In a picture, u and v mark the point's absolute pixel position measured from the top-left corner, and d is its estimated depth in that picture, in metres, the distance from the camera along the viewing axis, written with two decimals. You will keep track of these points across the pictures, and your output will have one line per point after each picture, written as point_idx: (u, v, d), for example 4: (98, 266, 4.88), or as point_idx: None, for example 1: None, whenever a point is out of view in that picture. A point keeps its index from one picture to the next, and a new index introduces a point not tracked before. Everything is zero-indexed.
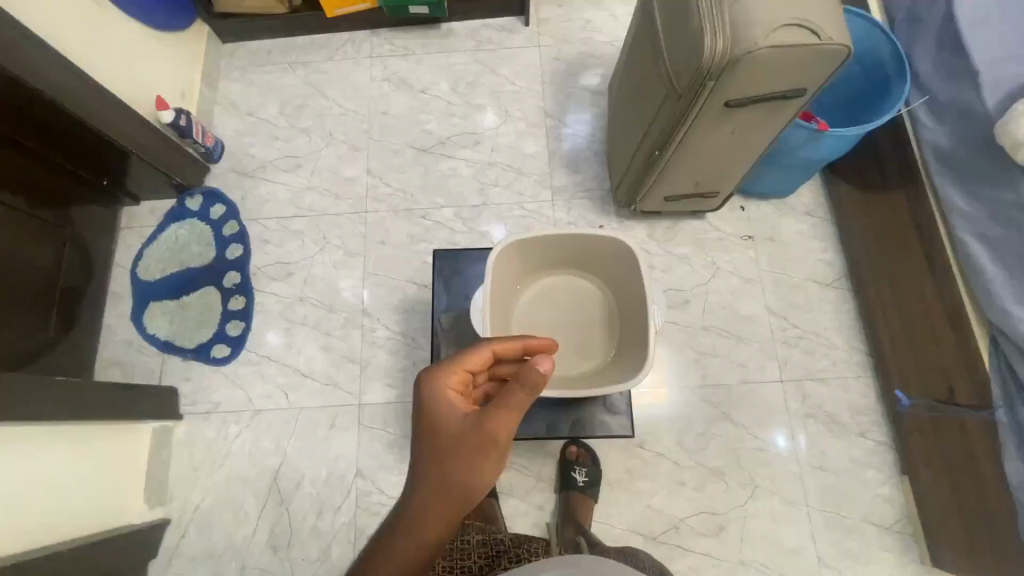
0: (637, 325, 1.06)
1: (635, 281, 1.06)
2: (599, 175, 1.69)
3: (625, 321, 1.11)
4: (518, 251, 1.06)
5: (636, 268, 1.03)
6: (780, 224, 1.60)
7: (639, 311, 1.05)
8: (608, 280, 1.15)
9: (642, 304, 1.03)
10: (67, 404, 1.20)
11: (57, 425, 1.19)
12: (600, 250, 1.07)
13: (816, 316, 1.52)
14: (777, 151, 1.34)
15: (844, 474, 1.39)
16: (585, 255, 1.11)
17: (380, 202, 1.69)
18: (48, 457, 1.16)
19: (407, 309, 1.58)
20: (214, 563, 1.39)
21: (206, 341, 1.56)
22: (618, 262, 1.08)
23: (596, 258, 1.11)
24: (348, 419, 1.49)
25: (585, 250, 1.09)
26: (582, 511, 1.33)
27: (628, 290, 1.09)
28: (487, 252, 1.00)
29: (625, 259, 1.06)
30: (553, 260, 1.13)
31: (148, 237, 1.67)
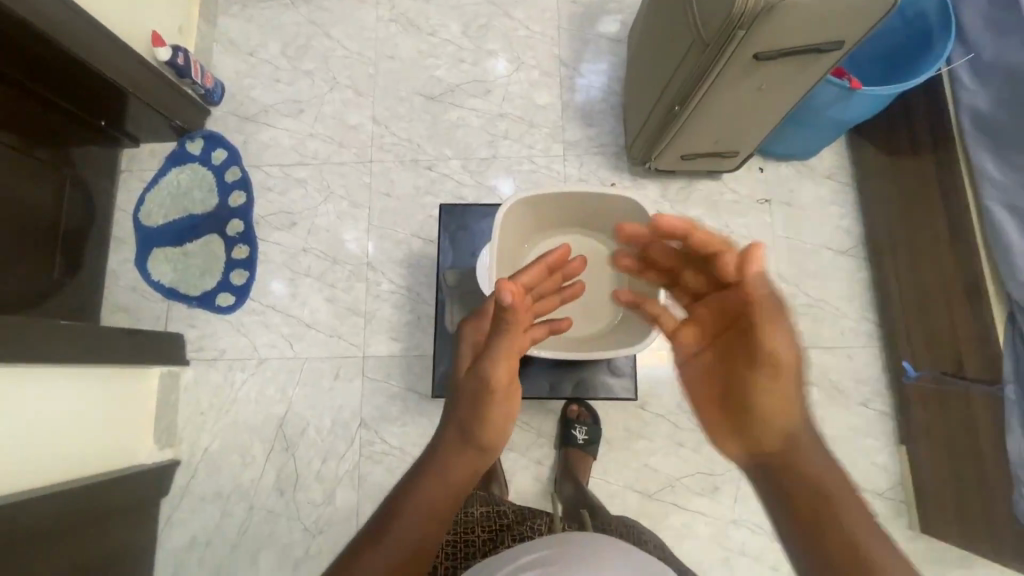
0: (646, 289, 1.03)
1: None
2: (614, 129, 1.62)
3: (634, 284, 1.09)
4: (527, 208, 1.03)
5: (650, 229, 1.00)
6: (798, 187, 1.55)
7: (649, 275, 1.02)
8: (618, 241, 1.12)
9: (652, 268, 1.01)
10: (72, 348, 1.22)
11: (63, 368, 1.21)
12: (612, 210, 1.04)
13: (828, 285, 1.49)
14: (804, 109, 1.26)
15: (841, 441, 1.41)
16: (597, 215, 1.08)
17: (385, 152, 1.63)
18: (54, 398, 1.19)
19: (412, 262, 1.56)
20: (223, 502, 1.45)
21: (211, 289, 1.56)
22: (630, 224, 1.05)
23: (607, 218, 1.07)
24: (352, 370, 1.50)
25: (597, 209, 1.06)
26: (581, 467, 1.35)
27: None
28: (496, 208, 0.97)
29: (636, 220, 1.02)
30: (563, 219, 1.10)
31: (149, 181, 1.64)
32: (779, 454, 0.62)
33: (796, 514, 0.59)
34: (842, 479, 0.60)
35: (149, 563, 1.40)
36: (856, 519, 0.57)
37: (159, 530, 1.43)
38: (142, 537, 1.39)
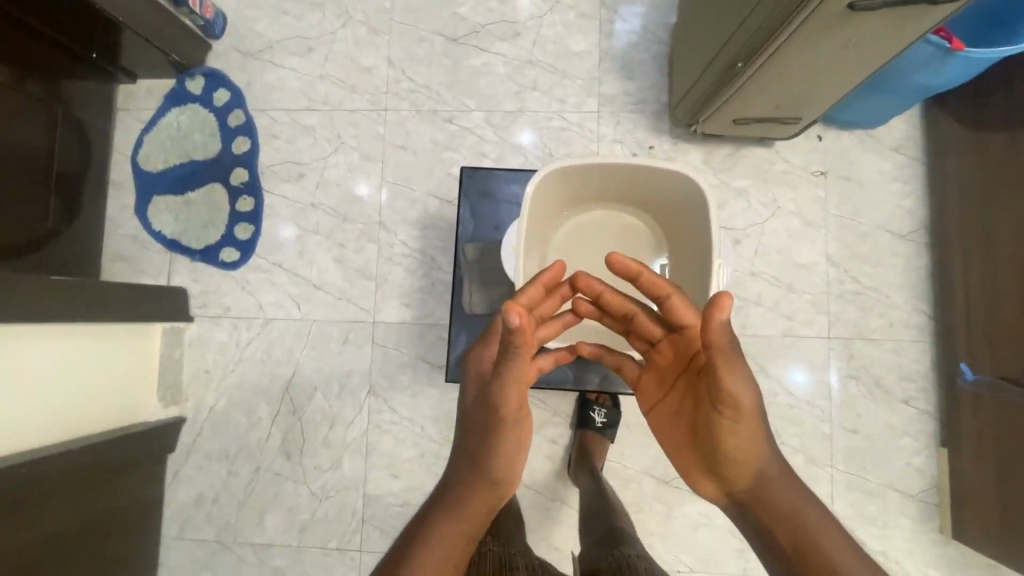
0: (691, 280, 0.93)
1: (696, 230, 0.91)
2: (656, 84, 1.44)
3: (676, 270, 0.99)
4: (562, 182, 0.90)
5: (704, 215, 0.86)
6: (860, 160, 1.39)
7: (695, 265, 0.91)
8: (661, 219, 1.00)
9: (701, 257, 0.90)
10: (70, 305, 1.15)
11: (63, 325, 1.15)
12: (659, 187, 0.91)
13: (880, 271, 1.36)
14: (885, 74, 1.09)
15: (876, 439, 1.33)
16: (639, 191, 0.95)
17: (401, 99, 1.48)
18: (50, 357, 1.14)
19: (427, 224, 1.44)
20: (228, 462, 1.42)
21: (215, 243, 1.47)
22: (678, 205, 0.93)
23: (652, 195, 0.95)
24: (362, 336, 1.43)
25: (641, 185, 0.93)
26: (596, 451, 1.29)
27: (685, 237, 0.95)
28: (528, 178, 0.84)
29: (686, 202, 0.90)
30: (600, 192, 0.98)
31: (148, 122, 1.52)
32: (748, 491, 0.68)
33: (784, 552, 0.65)
34: (823, 516, 0.66)
35: (157, 517, 1.40)
36: (833, 554, 0.63)
37: (166, 486, 1.42)
38: (149, 492, 1.37)
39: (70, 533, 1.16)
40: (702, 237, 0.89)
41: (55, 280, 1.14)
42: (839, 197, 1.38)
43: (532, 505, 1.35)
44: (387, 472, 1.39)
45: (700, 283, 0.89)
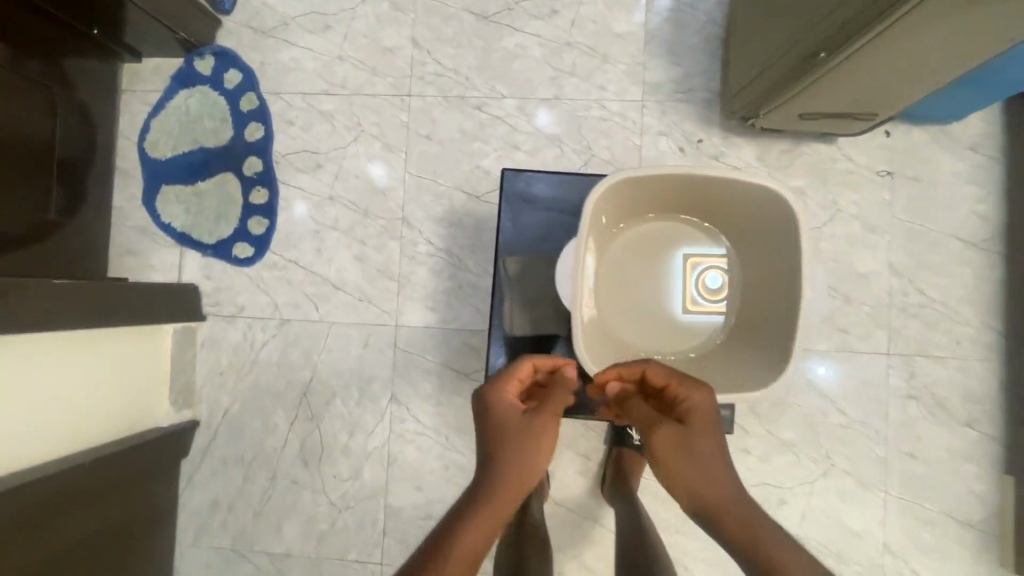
0: (773, 276, 0.85)
1: (770, 221, 0.84)
2: (707, 70, 1.31)
3: (748, 269, 0.91)
4: (609, 197, 0.83)
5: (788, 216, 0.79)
6: (930, 160, 1.26)
7: (776, 260, 0.85)
8: (720, 217, 0.92)
9: (783, 248, 0.83)
10: (83, 310, 1.10)
11: (75, 332, 1.09)
12: (717, 185, 0.84)
13: (947, 282, 1.25)
14: (986, 67, 0.98)
15: (934, 463, 1.23)
16: (693, 193, 0.88)
17: (426, 84, 1.36)
18: (64, 365, 1.08)
19: (454, 222, 1.34)
20: (244, 469, 1.36)
21: (228, 237, 1.38)
22: (740, 198, 0.85)
23: (709, 195, 0.87)
24: (383, 340, 1.34)
25: (698, 187, 0.85)
26: (634, 470, 1.20)
27: (754, 229, 0.88)
28: (586, 193, 0.79)
29: (751, 193, 0.83)
30: (652, 200, 0.90)
31: (155, 105, 1.41)
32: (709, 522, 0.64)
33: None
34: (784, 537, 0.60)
35: (171, 524, 1.35)
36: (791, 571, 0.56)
37: (180, 491, 1.36)
38: (162, 498, 1.32)
39: (82, 547, 1.11)
40: (782, 225, 0.82)
41: (66, 283, 1.08)
42: (906, 200, 1.26)
43: (562, 522, 1.28)
44: (410, 483, 1.32)
45: (789, 275, 0.82)
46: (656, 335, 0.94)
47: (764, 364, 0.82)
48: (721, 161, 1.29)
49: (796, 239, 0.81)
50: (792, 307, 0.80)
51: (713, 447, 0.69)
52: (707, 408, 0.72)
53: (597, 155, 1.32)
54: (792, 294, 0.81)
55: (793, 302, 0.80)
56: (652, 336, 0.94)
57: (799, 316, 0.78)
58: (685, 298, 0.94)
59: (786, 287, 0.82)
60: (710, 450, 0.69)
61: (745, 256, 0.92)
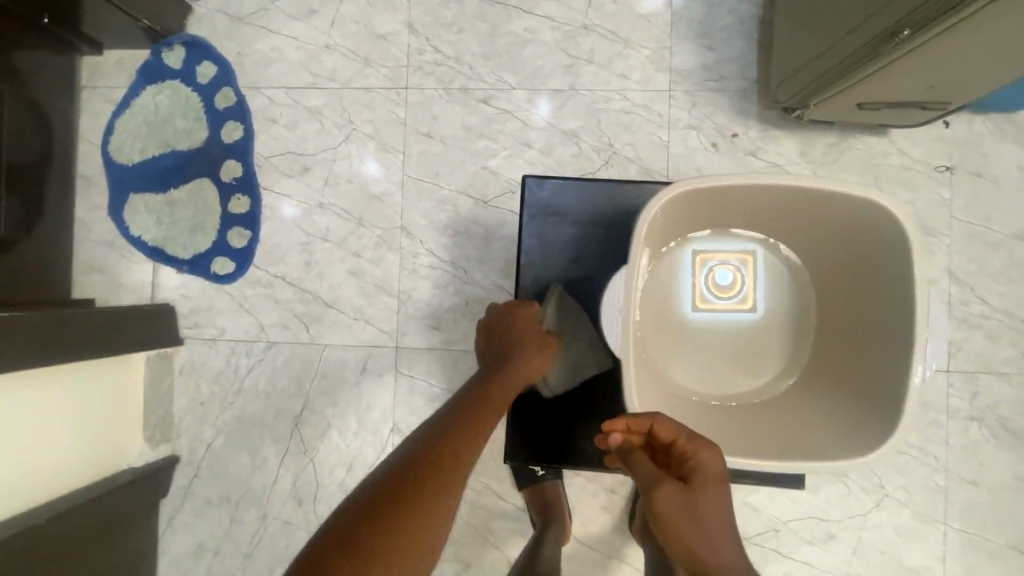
0: (865, 303, 0.80)
1: (863, 242, 0.78)
2: (742, 55, 1.16)
3: (828, 289, 0.87)
4: (665, 214, 0.76)
5: (864, 219, 0.75)
6: (994, 152, 1.12)
7: (869, 286, 0.79)
8: (792, 233, 0.87)
9: (882, 272, 0.76)
10: (43, 344, 0.97)
11: (35, 369, 0.97)
12: (795, 198, 0.77)
13: (1014, 290, 1.11)
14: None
15: (1000, 492, 1.10)
16: (760, 207, 0.81)
17: (426, 74, 1.21)
18: (22, 407, 0.95)
19: (459, 231, 1.20)
20: (230, 508, 1.22)
21: (205, 251, 1.23)
22: (822, 212, 0.79)
23: (777, 207, 0.81)
24: (383, 364, 1.20)
25: (766, 200, 0.79)
26: None
27: (841, 249, 0.82)
28: (642, 209, 0.69)
29: (840, 207, 0.76)
30: (710, 214, 0.83)
31: (119, 102, 1.26)
32: None
33: None
34: None
35: (150, 570, 1.21)
36: None
37: (159, 534, 1.23)
38: (139, 544, 1.18)
39: None
40: (879, 246, 0.76)
41: (22, 315, 0.96)
42: (968, 198, 1.13)
43: (585, 563, 1.15)
44: None
45: (886, 302, 0.76)
46: (705, 352, 0.90)
47: (867, 408, 0.76)
48: (759, 158, 1.15)
49: (870, 242, 0.77)
50: (900, 349, 0.73)
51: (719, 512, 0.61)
52: (715, 468, 0.64)
53: (620, 153, 1.17)
54: (896, 326, 0.75)
55: (894, 337, 0.75)
56: (699, 353, 0.90)
57: (909, 354, 0.72)
58: (695, 296, 0.90)
59: (887, 319, 0.76)
60: (714, 513, 0.61)
61: (831, 278, 0.86)
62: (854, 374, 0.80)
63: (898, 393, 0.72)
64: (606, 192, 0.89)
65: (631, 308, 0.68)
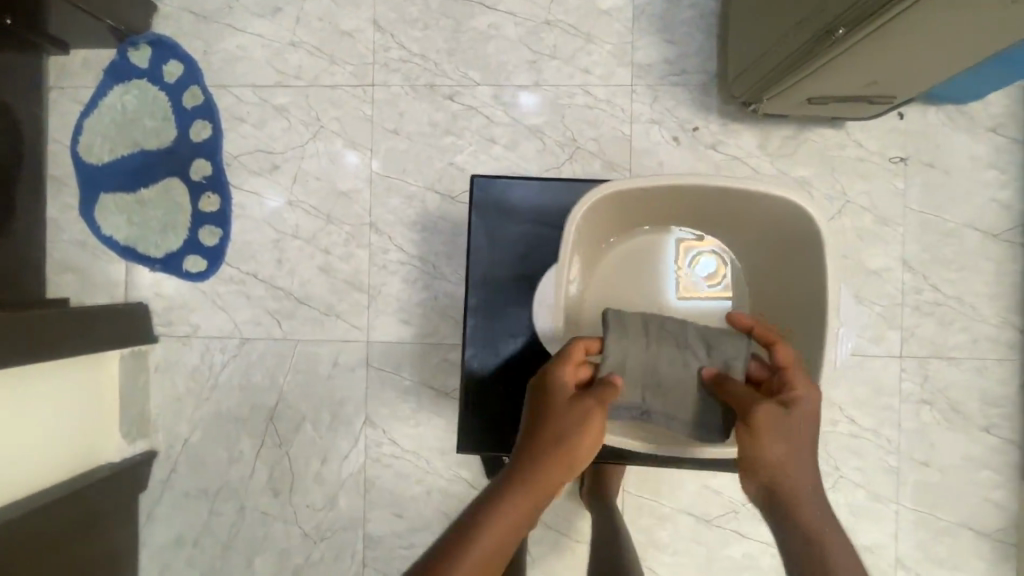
0: (789, 302, 0.83)
1: (791, 244, 0.81)
2: (703, 49, 1.18)
3: (760, 288, 0.90)
4: (601, 212, 0.81)
5: (796, 224, 0.77)
6: (946, 143, 1.15)
7: (793, 287, 0.82)
8: (733, 233, 0.89)
9: (808, 273, 0.79)
10: (16, 344, 0.99)
11: (9, 369, 0.99)
12: (730, 201, 0.80)
13: (966, 277, 1.15)
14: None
15: (950, 471, 1.15)
16: (697, 207, 0.84)
17: (391, 71, 1.22)
18: None
19: (427, 226, 1.22)
20: (209, 501, 1.25)
21: (177, 250, 1.24)
22: (756, 214, 0.82)
23: (714, 208, 0.84)
24: (354, 358, 1.23)
25: (700, 201, 0.82)
26: (613, 480, 1.11)
27: (776, 248, 0.84)
28: (567, 214, 0.74)
29: (768, 209, 0.79)
30: (651, 213, 0.87)
31: (87, 102, 1.26)
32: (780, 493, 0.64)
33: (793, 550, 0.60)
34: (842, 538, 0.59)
35: (132, 562, 1.24)
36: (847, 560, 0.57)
37: (141, 527, 1.26)
38: (120, 537, 1.21)
39: None
40: (804, 249, 0.78)
41: None
42: (921, 188, 1.16)
43: (554, 545, 1.20)
44: (390, 511, 1.22)
45: (808, 301, 0.79)
46: None
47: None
48: (719, 151, 1.17)
49: (804, 245, 0.79)
50: (812, 346, 0.77)
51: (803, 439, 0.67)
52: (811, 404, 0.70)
53: (583, 148, 1.19)
54: (811, 324, 0.78)
55: (810, 335, 0.78)
56: None
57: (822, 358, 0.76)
58: (682, 285, 0.93)
59: (806, 316, 0.79)
60: (808, 441, 0.67)
61: (763, 278, 0.89)
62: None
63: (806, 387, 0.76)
64: (553, 191, 0.90)
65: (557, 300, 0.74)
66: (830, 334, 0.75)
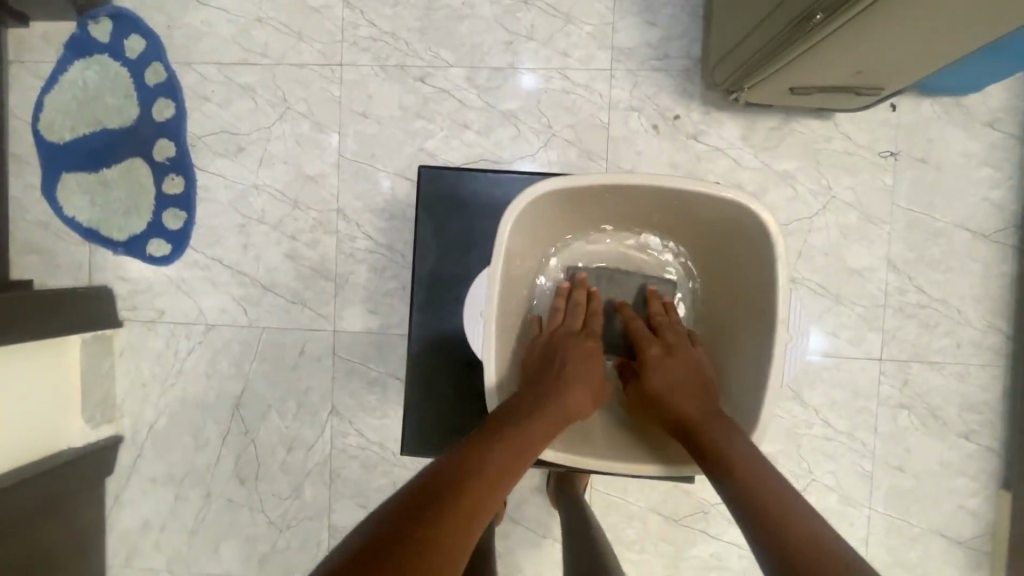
0: (741, 307, 0.82)
1: (742, 245, 0.79)
2: (687, 33, 1.12)
3: (713, 293, 0.88)
4: (550, 208, 0.81)
5: (755, 233, 0.75)
6: (939, 137, 1.10)
7: (745, 291, 0.81)
8: (686, 236, 0.87)
9: (760, 282, 0.77)
10: None
11: None
12: (685, 204, 0.79)
13: (953, 278, 1.10)
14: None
15: (926, 477, 1.12)
16: (644, 208, 0.83)
17: (360, 51, 1.17)
18: None
19: (396, 214, 1.18)
20: (174, 487, 1.24)
21: (141, 233, 1.21)
22: (705, 214, 0.81)
23: (661, 209, 0.83)
24: (321, 347, 1.20)
25: (646, 202, 0.81)
26: (579, 479, 1.09)
27: (733, 257, 0.82)
28: (506, 208, 0.74)
29: (714, 210, 0.78)
30: (599, 214, 0.86)
31: (48, 77, 1.22)
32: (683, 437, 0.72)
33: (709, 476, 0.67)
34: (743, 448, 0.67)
35: (99, 545, 1.24)
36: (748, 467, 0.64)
37: (108, 511, 1.25)
38: (86, 520, 1.21)
39: None
40: (756, 254, 0.77)
41: None
42: (910, 185, 1.10)
43: (519, 540, 1.18)
44: (355, 502, 1.20)
45: (760, 305, 0.78)
46: None
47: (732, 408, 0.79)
48: (700, 141, 1.12)
49: (759, 254, 0.77)
50: (762, 354, 0.76)
51: (663, 381, 0.76)
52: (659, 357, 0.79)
53: (558, 135, 1.14)
54: (762, 330, 0.77)
55: (760, 342, 0.77)
56: None
57: (770, 374, 0.74)
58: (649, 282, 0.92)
59: (758, 322, 0.78)
60: (678, 384, 0.76)
61: (716, 281, 0.87)
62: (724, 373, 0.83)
63: (757, 399, 0.75)
64: (498, 185, 0.97)
65: (492, 305, 0.74)
66: (779, 342, 0.74)
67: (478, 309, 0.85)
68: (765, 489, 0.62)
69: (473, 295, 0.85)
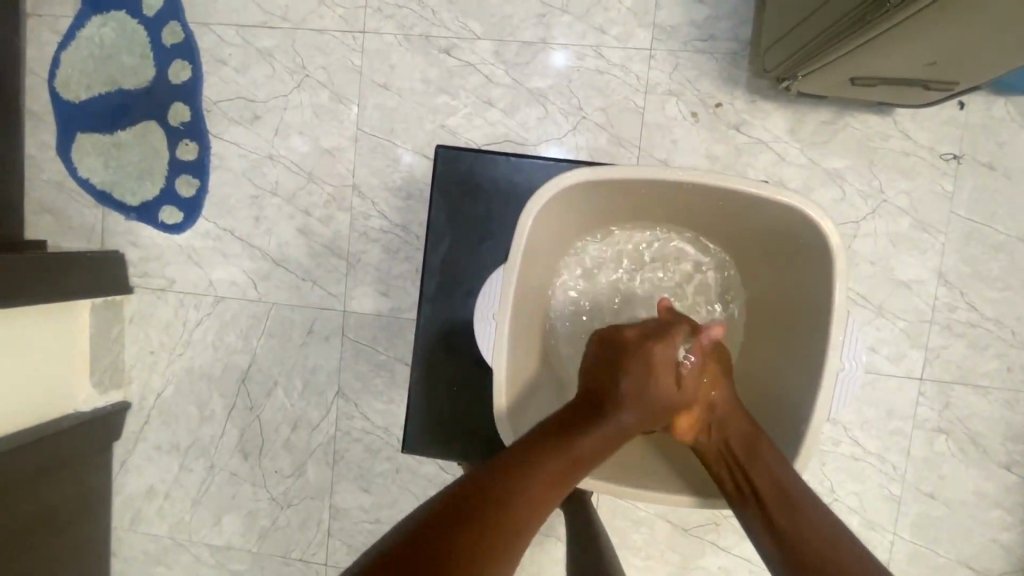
0: (787, 319, 0.76)
1: (792, 251, 0.73)
2: (737, 11, 1.03)
3: (754, 306, 0.82)
4: (582, 199, 0.74)
5: (810, 239, 0.69)
6: (1011, 141, 0.99)
7: (797, 305, 0.74)
8: (729, 238, 0.80)
9: (811, 295, 0.71)
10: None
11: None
12: (733, 205, 0.73)
13: (1010, 297, 1.01)
14: None
15: (958, 506, 1.05)
16: (684, 205, 0.77)
17: (384, 18, 1.11)
18: None
19: (412, 194, 1.12)
20: (180, 456, 1.24)
21: (153, 200, 1.19)
22: (750, 217, 0.74)
23: (695, 204, 0.76)
24: (329, 327, 1.17)
25: (686, 199, 0.75)
26: None
27: (781, 266, 0.76)
28: (534, 195, 0.68)
29: (764, 211, 0.71)
30: (634, 209, 0.79)
31: (65, 33, 1.18)
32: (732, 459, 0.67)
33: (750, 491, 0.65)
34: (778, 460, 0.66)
35: (106, 508, 1.25)
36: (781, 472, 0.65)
37: (114, 476, 1.26)
38: (94, 485, 1.21)
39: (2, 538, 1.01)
40: (809, 264, 0.71)
41: None
42: (972, 192, 1.01)
43: None
44: (357, 485, 1.18)
45: (808, 320, 0.71)
46: None
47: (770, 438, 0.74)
48: (742, 132, 1.04)
49: (814, 264, 0.70)
50: (810, 376, 0.69)
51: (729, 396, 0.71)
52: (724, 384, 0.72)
53: (590, 119, 1.07)
54: (810, 348, 0.70)
55: (806, 361, 0.71)
56: None
57: (817, 399, 0.68)
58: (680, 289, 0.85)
59: (805, 340, 0.71)
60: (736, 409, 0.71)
61: (758, 290, 0.81)
62: (760, 397, 0.78)
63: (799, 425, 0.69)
64: (520, 172, 0.92)
65: (505, 307, 0.69)
66: (830, 366, 0.67)
67: (490, 308, 0.80)
68: (772, 480, 0.64)
69: (487, 290, 0.80)
